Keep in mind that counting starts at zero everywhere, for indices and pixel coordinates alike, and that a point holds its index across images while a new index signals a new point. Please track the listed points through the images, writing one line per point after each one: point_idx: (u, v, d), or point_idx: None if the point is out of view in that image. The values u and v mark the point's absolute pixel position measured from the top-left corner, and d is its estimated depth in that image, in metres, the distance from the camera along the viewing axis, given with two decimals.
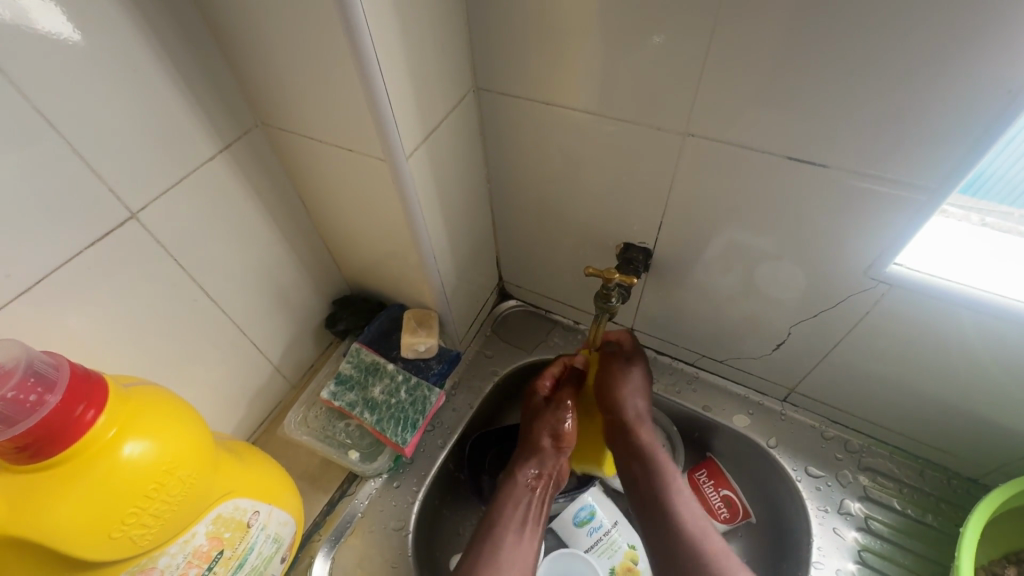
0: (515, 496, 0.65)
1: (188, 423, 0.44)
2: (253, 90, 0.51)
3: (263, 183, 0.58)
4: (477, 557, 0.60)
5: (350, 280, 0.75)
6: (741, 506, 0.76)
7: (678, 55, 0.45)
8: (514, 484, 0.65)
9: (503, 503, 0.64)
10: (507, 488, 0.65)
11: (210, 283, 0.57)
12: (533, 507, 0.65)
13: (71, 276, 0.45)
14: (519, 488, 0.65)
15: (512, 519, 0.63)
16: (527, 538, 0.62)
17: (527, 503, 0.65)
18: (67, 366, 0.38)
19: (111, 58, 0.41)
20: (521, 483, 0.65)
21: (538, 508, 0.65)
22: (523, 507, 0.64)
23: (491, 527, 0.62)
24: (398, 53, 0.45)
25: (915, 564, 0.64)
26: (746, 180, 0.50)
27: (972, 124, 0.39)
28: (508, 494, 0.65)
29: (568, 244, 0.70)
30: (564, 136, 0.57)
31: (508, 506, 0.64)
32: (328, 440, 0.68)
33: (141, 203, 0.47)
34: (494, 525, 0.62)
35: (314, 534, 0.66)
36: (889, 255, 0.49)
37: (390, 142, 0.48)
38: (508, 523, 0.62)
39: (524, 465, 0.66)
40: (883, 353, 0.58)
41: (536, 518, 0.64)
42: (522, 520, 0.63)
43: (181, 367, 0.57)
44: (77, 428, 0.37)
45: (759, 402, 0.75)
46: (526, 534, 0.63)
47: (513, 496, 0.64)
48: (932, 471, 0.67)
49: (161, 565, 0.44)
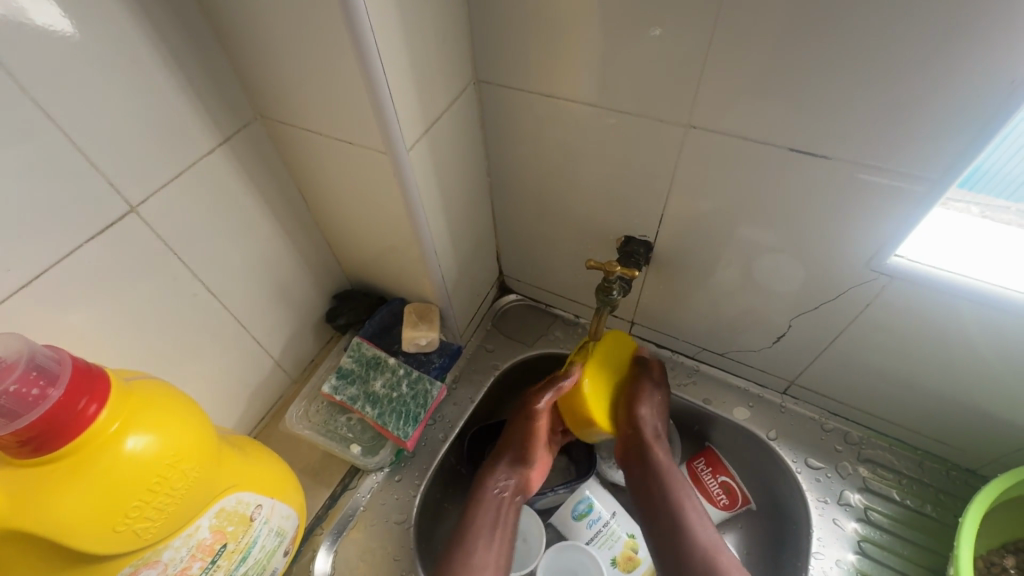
0: (486, 503, 0.65)
1: (190, 417, 0.44)
2: (252, 82, 0.51)
3: (262, 176, 0.57)
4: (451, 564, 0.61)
5: (350, 275, 0.75)
6: (740, 492, 0.76)
7: (680, 47, 0.44)
8: (484, 491, 0.66)
9: (474, 510, 0.65)
10: (476, 496, 0.66)
11: (210, 277, 0.56)
12: (503, 515, 0.66)
13: (71, 270, 0.44)
14: (489, 495, 0.66)
15: (484, 525, 0.64)
16: (496, 543, 0.63)
17: (497, 510, 0.65)
18: (69, 360, 0.38)
19: (108, 50, 0.41)
20: (490, 492, 0.66)
21: (508, 514, 0.66)
22: (494, 514, 0.65)
23: (464, 532, 0.63)
24: (399, 43, 0.44)
25: (914, 554, 0.64)
26: (748, 172, 0.50)
27: (974, 114, 0.39)
28: (479, 501, 0.65)
29: (569, 237, 0.70)
30: (564, 128, 0.56)
31: (480, 512, 0.65)
32: (329, 434, 0.67)
33: (140, 196, 0.47)
34: (465, 531, 0.63)
35: (316, 527, 0.66)
36: (890, 247, 0.49)
37: (391, 134, 0.48)
38: (481, 528, 0.63)
39: (493, 473, 0.67)
40: (883, 344, 0.58)
41: (507, 526, 0.65)
42: (492, 527, 0.64)
43: (181, 362, 0.57)
44: (79, 421, 0.37)
45: (759, 395, 0.75)
46: (496, 539, 0.64)
47: (484, 503, 0.65)
48: (931, 462, 0.68)
49: (165, 559, 0.44)
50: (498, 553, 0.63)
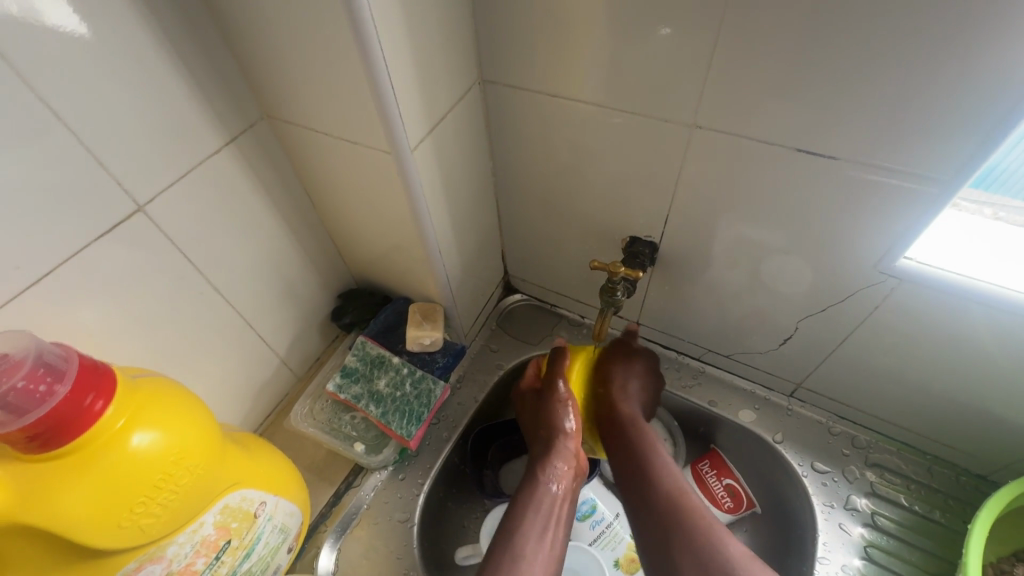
0: (538, 501, 0.60)
1: (195, 413, 0.44)
2: (258, 83, 0.51)
3: (268, 175, 0.58)
4: (500, 558, 0.55)
5: (355, 273, 0.76)
6: (746, 495, 0.75)
7: (685, 47, 0.44)
8: (536, 488, 0.61)
9: (524, 507, 0.59)
10: (528, 495, 0.61)
11: (216, 276, 0.57)
12: (558, 513, 0.60)
13: (79, 268, 0.45)
14: (540, 490, 0.61)
15: (533, 523, 0.58)
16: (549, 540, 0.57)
17: (551, 506, 0.60)
18: (76, 358, 0.39)
19: (117, 52, 0.41)
20: (541, 488, 0.61)
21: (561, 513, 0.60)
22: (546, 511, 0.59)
23: (516, 529, 0.57)
24: (403, 42, 0.44)
25: (922, 561, 0.63)
26: (755, 173, 0.50)
27: (985, 111, 0.38)
28: (529, 497, 0.60)
29: (574, 238, 0.70)
30: (569, 128, 0.56)
31: (530, 510, 0.59)
32: (333, 432, 0.68)
33: (148, 195, 0.47)
34: (514, 531, 0.57)
35: (320, 525, 0.66)
36: (899, 249, 0.48)
37: (395, 134, 0.48)
38: (531, 525, 0.58)
39: (546, 467, 0.63)
40: (891, 348, 0.57)
41: (561, 525, 0.59)
42: (545, 524, 0.58)
43: (187, 359, 0.58)
44: (86, 417, 0.37)
45: (766, 397, 0.74)
46: (549, 534, 0.58)
47: (536, 500, 0.60)
48: (939, 467, 0.67)
49: (170, 555, 0.44)
50: (552, 551, 0.57)
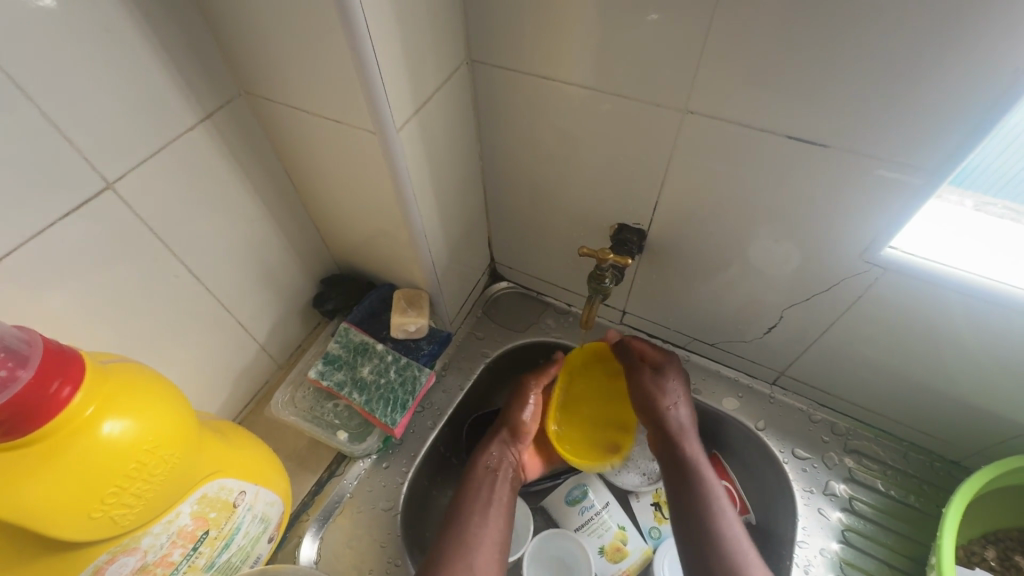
0: (478, 482, 0.66)
1: (170, 401, 0.43)
2: (235, 57, 0.49)
3: (246, 154, 0.56)
4: (442, 541, 0.61)
5: (338, 259, 0.74)
6: (737, 498, 0.73)
7: (677, 30, 0.43)
8: (477, 472, 0.67)
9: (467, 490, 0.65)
10: (470, 479, 0.67)
11: (192, 259, 0.55)
12: (497, 491, 0.66)
13: (45, 249, 0.43)
14: (481, 473, 0.67)
15: (474, 502, 0.64)
16: (492, 518, 0.63)
17: (489, 486, 0.66)
18: (41, 342, 0.37)
19: (83, 22, 0.39)
20: (482, 471, 0.67)
21: (502, 492, 0.66)
22: (487, 490, 0.65)
23: (460, 513, 0.63)
24: (389, 17, 0.42)
25: (896, 544, 0.65)
26: (745, 160, 0.49)
27: (972, 102, 0.38)
28: (471, 481, 0.66)
29: (563, 224, 0.69)
30: (558, 112, 0.55)
31: (471, 491, 0.65)
32: (316, 420, 0.67)
33: (118, 172, 0.45)
34: (457, 514, 0.63)
35: (302, 514, 0.65)
36: (884, 239, 0.48)
37: (380, 114, 0.46)
38: (474, 504, 0.64)
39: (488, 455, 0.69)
40: (873, 337, 0.58)
41: (502, 504, 0.65)
42: (486, 505, 0.64)
43: (160, 344, 0.55)
44: (52, 405, 0.35)
45: (748, 385, 0.75)
46: (491, 511, 0.63)
47: (475, 482, 0.66)
48: (915, 454, 0.68)
49: (145, 546, 0.43)
50: (494, 528, 0.62)
